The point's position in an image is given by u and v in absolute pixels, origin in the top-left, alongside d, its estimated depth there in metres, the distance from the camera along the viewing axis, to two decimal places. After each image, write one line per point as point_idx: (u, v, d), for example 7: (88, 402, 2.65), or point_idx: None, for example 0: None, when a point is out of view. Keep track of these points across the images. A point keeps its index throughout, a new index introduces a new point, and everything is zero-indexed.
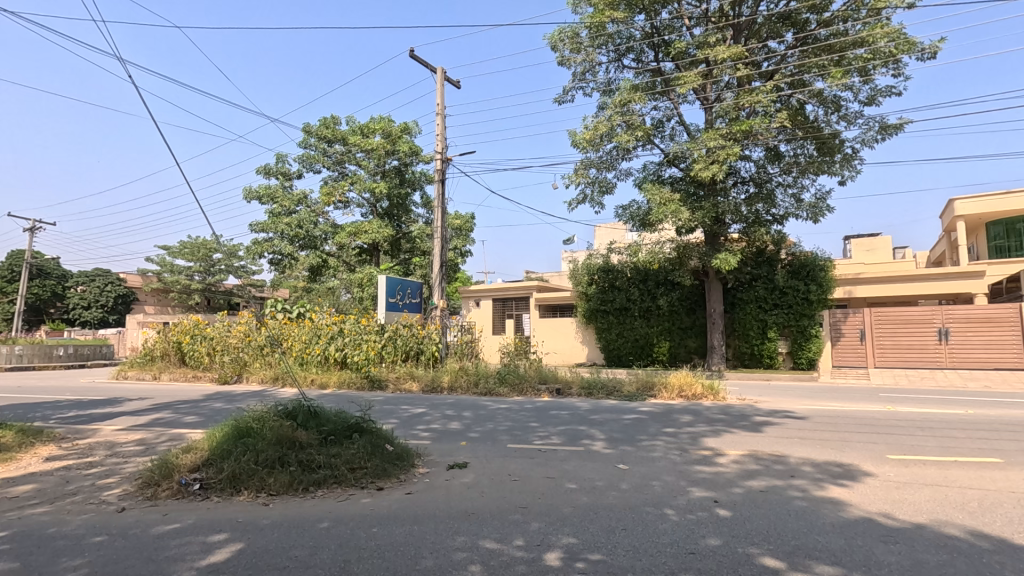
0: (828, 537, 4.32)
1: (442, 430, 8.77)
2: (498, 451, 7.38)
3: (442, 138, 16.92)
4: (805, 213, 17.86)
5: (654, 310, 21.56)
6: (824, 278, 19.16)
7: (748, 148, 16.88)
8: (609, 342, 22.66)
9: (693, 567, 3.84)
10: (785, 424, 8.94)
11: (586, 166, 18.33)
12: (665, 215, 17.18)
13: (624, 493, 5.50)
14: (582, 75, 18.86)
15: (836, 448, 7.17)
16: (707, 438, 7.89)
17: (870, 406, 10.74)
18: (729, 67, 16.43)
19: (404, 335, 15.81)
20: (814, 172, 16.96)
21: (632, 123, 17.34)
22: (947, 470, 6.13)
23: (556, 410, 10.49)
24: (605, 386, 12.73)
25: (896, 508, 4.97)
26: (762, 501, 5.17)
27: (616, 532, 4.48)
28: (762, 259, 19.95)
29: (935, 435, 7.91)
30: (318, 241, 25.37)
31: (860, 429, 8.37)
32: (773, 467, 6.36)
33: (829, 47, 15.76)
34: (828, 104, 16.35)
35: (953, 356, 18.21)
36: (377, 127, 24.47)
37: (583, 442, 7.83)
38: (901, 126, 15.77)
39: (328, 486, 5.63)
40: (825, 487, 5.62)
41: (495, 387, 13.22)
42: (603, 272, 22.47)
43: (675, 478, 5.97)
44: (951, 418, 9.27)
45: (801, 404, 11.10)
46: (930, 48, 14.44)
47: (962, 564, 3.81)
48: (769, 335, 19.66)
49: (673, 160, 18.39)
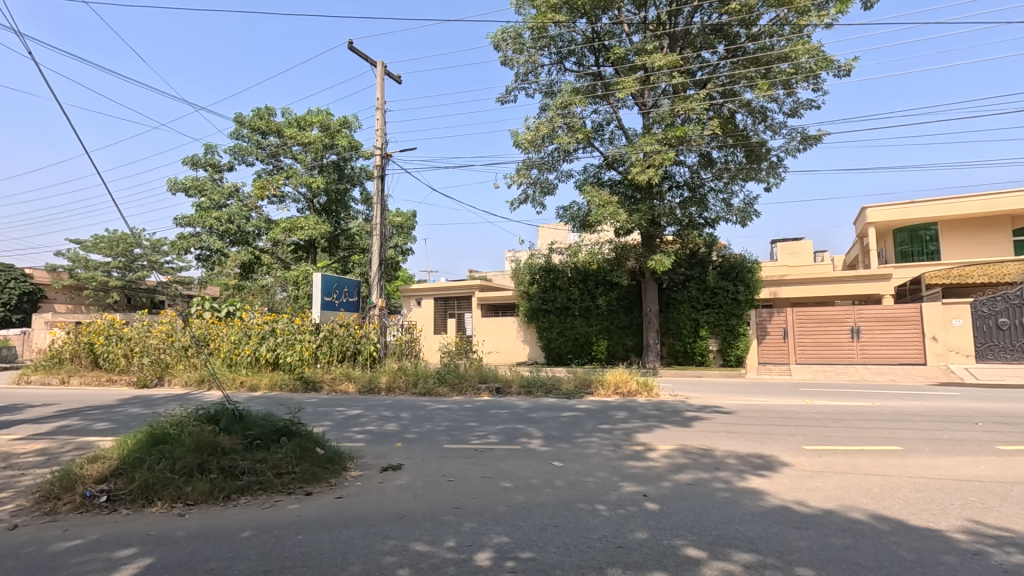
0: (747, 525, 4.55)
1: (378, 432, 8.58)
2: (435, 452, 7.29)
3: (382, 134, 16.55)
4: (735, 217, 18.75)
5: (594, 309, 22.03)
6: (752, 279, 20.18)
7: (683, 154, 17.51)
8: (550, 341, 22.97)
9: (621, 559, 3.94)
10: (713, 418, 9.35)
11: (528, 166, 18.45)
12: (604, 216, 17.58)
13: (558, 490, 5.58)
14: (525, 76, 19.00)
15: (759, 441, 7.56)
16: (640, 433, 8.15)
17: (790, 401, 11.40)
18: (665, 74, 16.97)
19: (340, 335, 15.34)
20: (743, 178, 17.82)
21: (572, 125, 17.62)
22: (855, 458, 6.60)
23: (495, 409, 10.50)
24: (544, 385, 12.86)
25: (808, 496, 5.29)
26: (688, 494, 5.37)
27: (549, 529, 4.52)
28: (695, 261, 20.83)
29: (845, 426, 8.51)
30: (250, 237, 24.20)
31: (780, 423, 8.87)
32: (700, 460, 6.62)
33: (757, 60, 16.60)
34: (756, 114, 17.22)
35: (864, 352, 19.65)
36: (314, 120, 23.67)
37: (520, 441, 7.87)
38: (821, 138, 16.83)
39: (252, 493, 5.36)
40: (746, 478, 5.91)
41: (435, 386, 13.07)
42: (545, 272, 22.71)
43: (608, 474, 6.12)
44: (861, 410, 10.00)
45: (728, 400, 11.65)
46: (846, 66, 15.50)
47: (864, 546, 4.10)
48: (701, 334, 20.55)
49: (612, 163, 18.85)
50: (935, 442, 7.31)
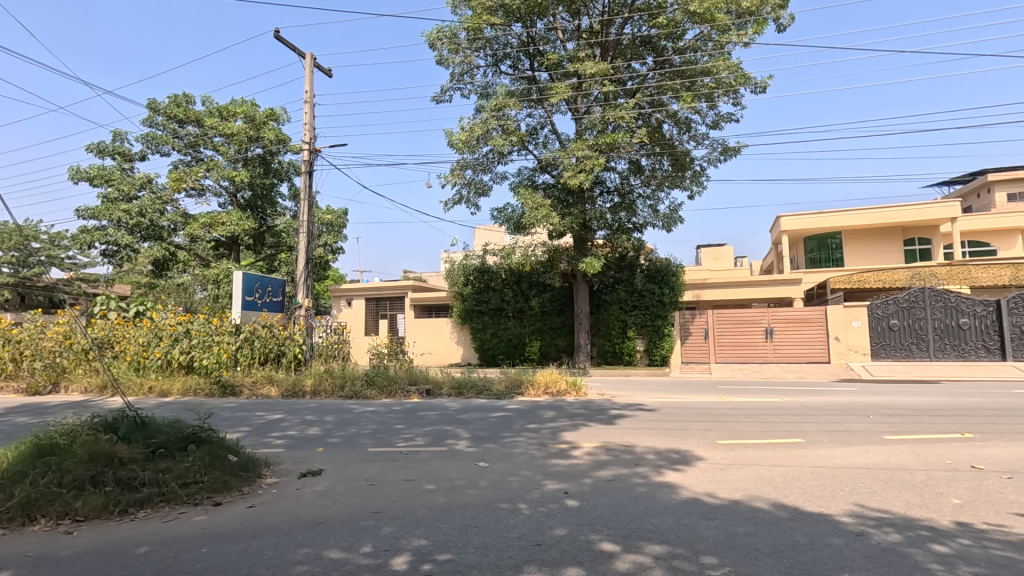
0: (660, 518, 4.73)
1: (299, 436, 8.25)
2: (359, 455, 7.11)
3: (311, 128, 15.96)
4: (661, 222, 19.52)
5: (527, 311, 22.29)
6: (676, 282, 21.06)
7: (614, 160, 18.07)
8: (483, 342, 23.01)
9: (537, 557, 4.00)
10: (637, 416, 9.69)
11: (462, 167, 18.39)
12: (537, 219, 17.79)
13: (482, 491, 5.58)
14: (460, 76, 18.95)
15: (677, 437, 7.91)
16: (566, 432, 8.30)
17: (709, 398, 12.01)
18: (597, 81, 17.42)
19: (262, 336, 14.63)
20: (669, 185, 18.60)
21: (507, 128, 17.75)
22: (762, 451, 7.04)
23: (424, 411, 10.37)
24: (475, 386, 12.85)
25: (718, 487, 5.59)
26: (607, 490, 5.53)
27: (469, 529, 4.51)
28: (624, 264, 21.49)
29: (756, 421, 9.06)
30: (164, 232, 22.64)
31: (698, 419, 9.33)
32: (621, 457, 6.83)
33: (682, 73, 17.37)
34: (681, 125, 18.01)
35: (777, 352, 20.99)
36: (238, 110, 22.50)
37: (447, 442, 7.81)
38: (739, 149, 17.84)
39: (153, 505, 5.00)
40: (663, 473, 6.16)
41: (362, 389, 12.74)
42: (479, 273, 22.72)
43: (532, 473, 6.19)
44: (771, 406, 10.70)
45: (652, 398, 12.12)
46: (762, 83, 16.53)
47: (764, 533, 4.37)
48: (628, 335, 21.26)
49: (546, 167, 19.15)
50: (833, 434, 7.92)
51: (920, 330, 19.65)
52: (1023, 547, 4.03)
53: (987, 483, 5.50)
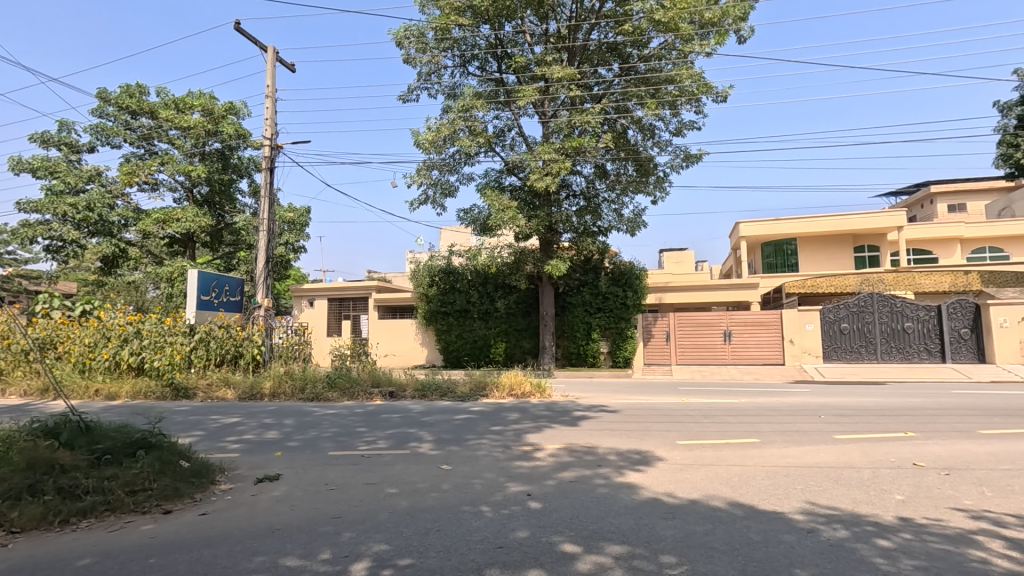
0: (621, 518, 4.80)
1: (256, 440, 8.01)
2: (319, 459, 6.96)
3: (272, 123, 15.56)
4: (625, 226, 19.83)
5: (493, 312, 22.27)
6: (640, 285, 21.41)
7: (580, 164, 18.26)
8: (448, 344, 22.89)
9: (499, 559, 3.99)
10: (599, 417, 9.81)
11: (429, 167, 18.26)
12: (503, 221, 17.81)
13: (445, 494, 5.54)
14: (427, 76, 18.83)
15: (639, 438, 8.04)
16: (530, 434, 8.33)
17: (669, 399, 12.25)
18: (564, 86, 17.59)
19: (218, 337, 14.14)
20: (633, 190, 18.90)
21: (474, 129, 17.73)
22: (720, 451, 7.23)
23: (387, 414, 10.23)
24: (439, 388, 12.76)
25: (677, 487, 5.70)
26: (570, 491, 5.57)
27: (431, 533, 4.47)
28: (589, 267, 21.75)
29: (714, 421, 9.30)
30: (114, 227, 21.69)
31: (659, 420, 9.51)
32: (584, 458, 6.90)
33: (647, 80, 17.69)
34: (645, 131, 18.35)
35: (735, 354, 21.60)
36: (196, 103, 21.76)
37: (410, 445, 7.73)
38: (701, 157, 18.30)
39: (98, 515, 4.77)
40: (624, 473, 6.25)
41: (324, 391, 12.48)
42: (445, 274, 22.60)
43: (495, 475, 6.18)
44: (729, 407, 11.00)
45: (615, 399, 12.29)
46: (723, 93, 16.99)
47: (721, 532, 4.48)
48: (593, 337, 21.51)
49: (512, 169, 19.21)
50: (786, 434, 8.20)
51: (868, 334, 20.54)
52: (958, 539, 4.26)
53: (927, 480, 5.80)
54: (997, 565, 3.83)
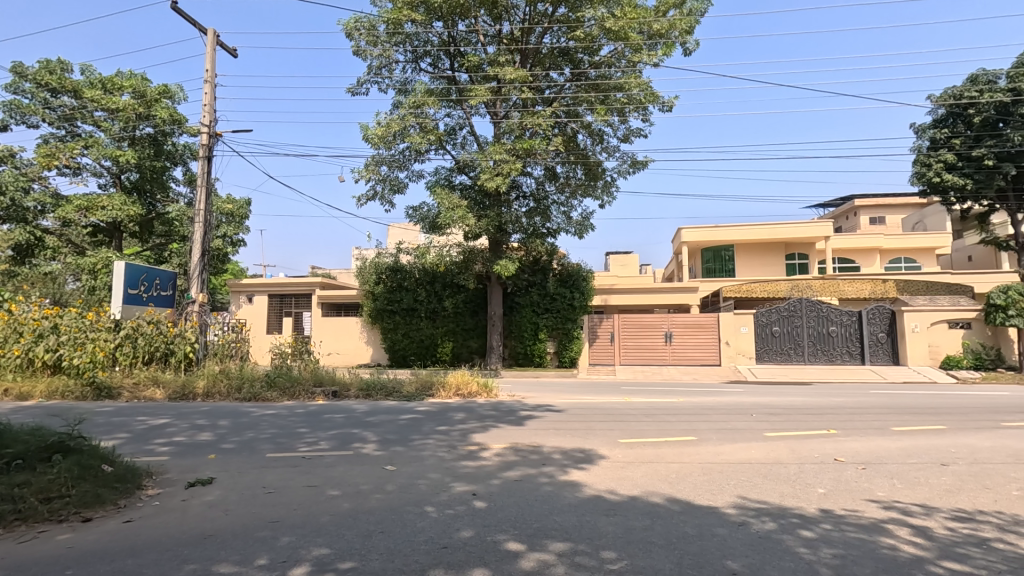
0: (564, 516, 4.89)
1: (187, 443, 7.62)
2: (256, 462, 6.70)
3: (211, 110, 14.82)
4: (573, 229, 20.16)
5: (440, 311, 22.10)
6: (586, 287, 21.80)
7: (530, 165, 18.43)
8: (394, 343, 22.56)
9: (444, 560, 3.98)
10: (545, 416, 9.95)
11: (377, 163, 17.92)
12: (453, 219, 17.75)
13: (389, 495, 5.47)
14: (378, 70, 18.48)
15: (583, 437, 8.21)
16: (476, 433, 8.34)
17: (613, 399, 12.55)
18: (516, 87, 17.69)
19: (147, 333, 13.32)
20: (581, 194, 19.26)
21: (425, 126, 17.53)
22: (660, 449, 7.49)
23: (329, 414, 9.98)
24: (384, 387, 12.56)
25: (618, 484, 5.87)
26: (515, 490, 5.63)
27: (374, 535, 4.40)
28: (537, 268, 21.98)
29: (655, 420, 9.62)
30: (29, 214, 20.09)
31: (602, 419, 9.75)
32: (529, 457, 6.97)
33: (597, 86, 18.02)
34: (594, 136, 18.72)
35: (675, 354, 22.38)
36: (125, 84, 20.42)
37: (353, 446, 7.57)
38: (647, 163, 18.85)
39: (7, 524, 4.42)
40: (568, 472, 6.36)
41: (262, 391, 11.99)
42: (392, 271, 22.26)
43: (440, 475, 6.16)
44: (668, 406, 11.41)
45: (560, 398, 12.49)
46: (668, 102, 17.57)
47: (658, 526, 4.65)
48: (540, 337, 21.76)
49: (463, 168, 19.17)
50: (721, 432, 8.59)
51: (797, 337, 21.77)
52: (872, 528, 4.61)
53: (846, 474, 6.23)
54: (904, 551, 4.17)
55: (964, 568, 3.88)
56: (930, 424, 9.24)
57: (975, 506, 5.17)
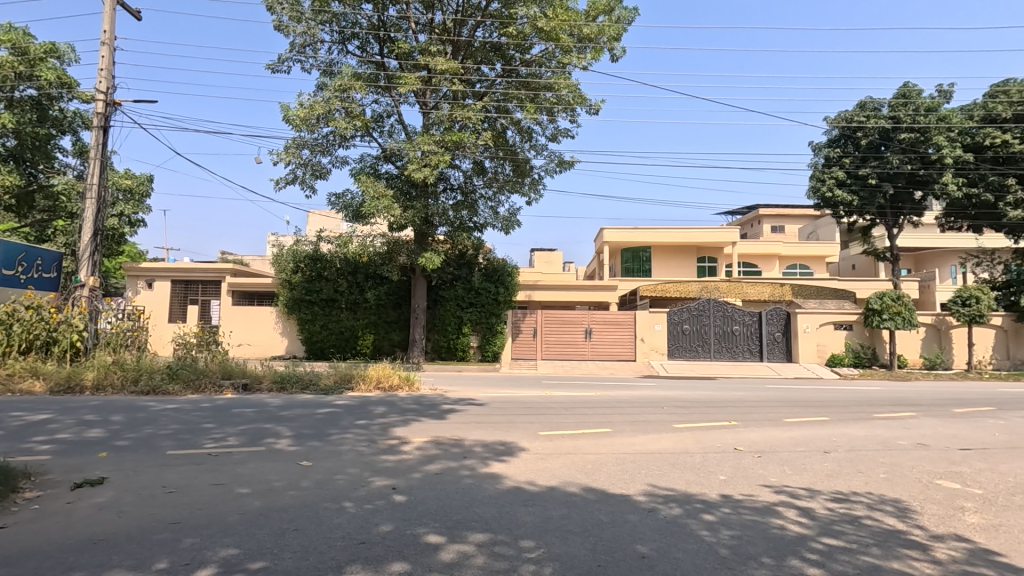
0: (484, 508, 4.96)
1: (74, 440, 6.94)
2: (154, 460, 6.22)
3: (109, 75, 13.48)
4: (500, 224, 20.28)
5: (362, 303, 21.49)
6: (511, 282, 22.00)
7: (459, 158, 18.31)
8: (312, 335, 21.68)
9: (361, 555, 3.92)
10: (467, 410, 9.98)
11: (299, 145, 17.09)
12: (377, 209, 17.32)
13: (304, 491, 5.28)
14: (302, 48, 17.62)
15: (504, 429, 8.33)
16: (396, 427, 8.22)
17: (533, 393, 12.81)
18: (447, 79, 17.52)
19: (24, 319, 12.05)
20: (509, 190, 19.37)
21: (351, 111, 16.93)
22: (577, 441, 7.76)
23: (239, 408, 9.45)
24: (300, 380, 12.06)
25: (537, 476, 6.02)
26: (436, 483, 5.62)
27: (287, 533, 4.25)
28: (463, 262, 21.86)
29: (574, 413, 9.95)
30: None
31: (523, 412, 9.93)
32: (450, 450, 6.98)
33: (527, 84, 18.19)
34: (523, 133, 18.89)
35: (594, 350, 23.16)
36: (3, 38, 18.08)
37: (265, 442, 7.21)
38: (573, 164, 19.27)
39: None
40: (489, 464, 6.45)
41: (162, 384, 11.13)
42: (311, 260, 21.38)
43: (359, 470, 6.02)
44: (586, 400, 11.82)
45: (482, 392, 12.57)
46: (595, 105, 18.06)
47: (574, 515, 4.82)
48: (463, 331, 21.76)
49: (390, 156, 18.73)
50: (634, 424, 9.03)
51: (705, 335, 23.21)
52: (765, 511, 5.05)
53: (743, 462, 6.77)
54: (791, 530, 4.61)
55: (839, 543, 4.36)
56: (815, 416, 10.23)
57: (850, 488, 5.81)
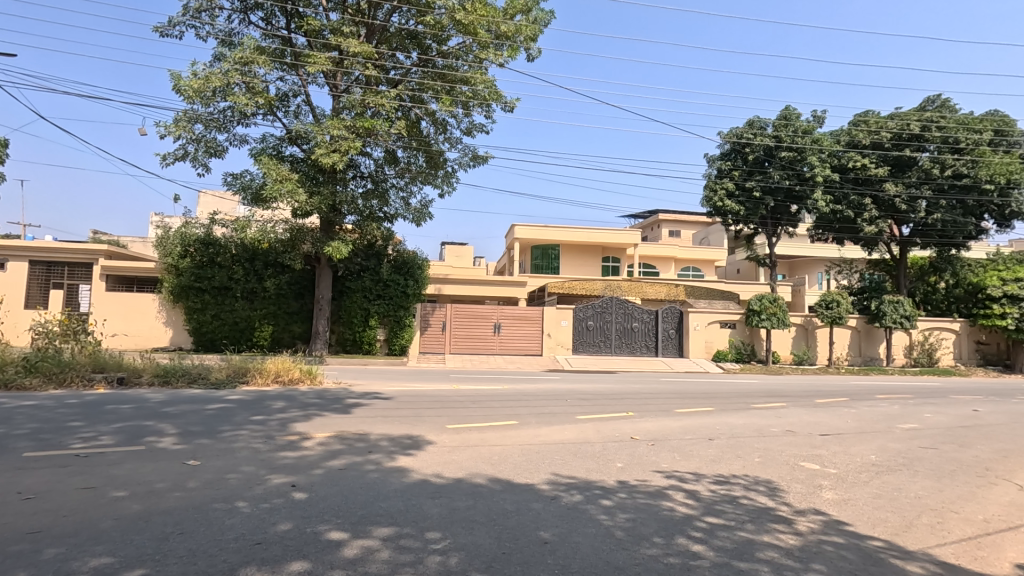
0: (389, 502, 4.89)
1: None
2: (6, 463, 5.46)
3: None
4: (411, 216, 19.93)
5: (259, 292, 20.22)
6: (421, 275, 21.66)
7: (370, 146, 17.76)
8: (201, 325, 20.08)
9: (256, 556, 3.72)
10: (373, 404, 9.76)
11: (191, 119, 15.70)
12: (280, 192, 16.36)
13: (191, 492, 4.91)
14: (197, 13, 16.19)
15: (411, 423, 8.24)
16: (296, 423, 7.84)
17: (441, 386, 12.77)
18: (360, 62, 16.90)
19: None
20: (421, 181, 19.08)
21: (252, 87, 15.83)
22: (485, 433, 7.85)
23: (114, 405, 8.54)
24: (187, 373, 11.13)
25: (444, 468, 6.03)
26: (339, 479, 5.45)
27: (171, 538, 3.93)
28: (372, 252, 21.21)
29: (481, 407, 10.05)
30: None
31: (431, 406, 9.87)
32: (354, 445, 6.79)
33: (444, 76, 17.95)
34: (438, 125, 18.67)
35: (502, 344, 23.46)
36: None
37: (145, 440, 6.59)
38: (487, 159, 19.34)
39: None
40: (395, 458, 6.35)
41: (18, 377, 9.81)
42: (202, 245, 19.75)
43: (254, 468, 5.69)
44: (494, 393, 11.97)
45: (388, 386, 12.32)
46: (510, 103, 18.23)
47: (480, 506, 4.89)
48: (370, 324, 21.15)
49: (295, 139, 17.77)
50: (540, 416, 9.30)
51: (607, 331, 24.32)
52: (657, 495, 5.43)
53: (640, 450, 7.22)
54: (679, 511, 5.00)
55: (720, 521, 4.80)
56: (703, 406, 11.11)
57: (730, 471, 6.39)
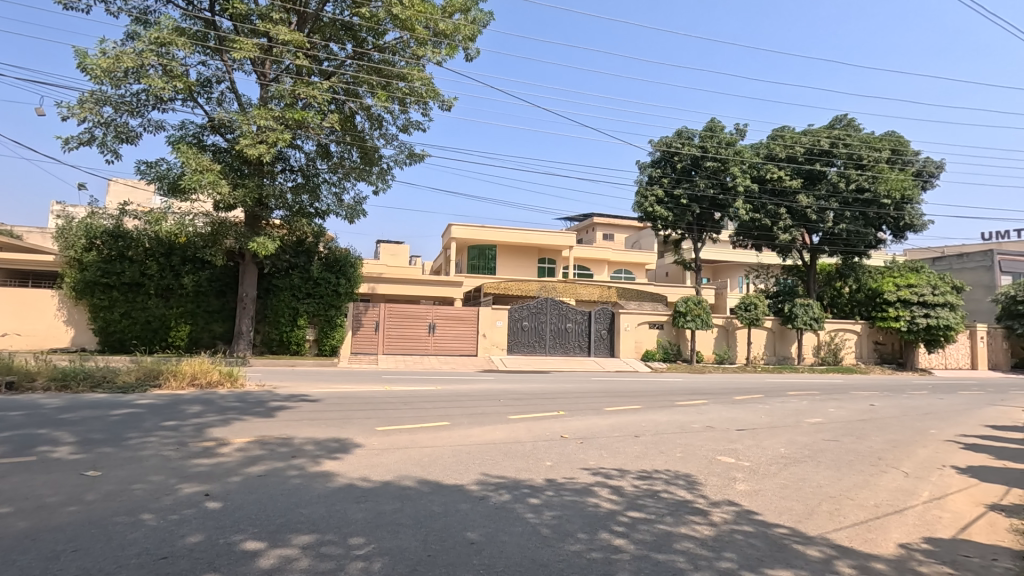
0: (312, 507, 4.73)
1: None
2: None
3: None
4: (344, 212, 19.36)
5: (176, 289, 19.00)
6: (353, 274, 21.07)
7: (300, 139, 17.14)
8: (108, 324, 18.59)
9: (161, 572, 3.50)
10: (299, 407, 9.40)
11: (98, 100, 14.50)
12: (199, 183, 15.39)
13: (89, 506, 4.53)
14: None
15: (339, 426, 8.00)
16: (213, 428, 7.41)
17: (372, 387, 12.48)
18: (290, 51, 16.16)
19: None
20: (355, 177, 18.64)
21: (170, 70, 14.85)
22: (415, 435, 7.75)
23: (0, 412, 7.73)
24: (90, 377, 10.26)
25: (372, 471, 5.90)
26: (258, 486, 5.21)
27: (63, 556, 3.62)
28: (301, 249, 20.40)
29: (413, 408, 9.90)
30: None
31: (360, 408, 9.62)
32: (277, 450, 6.51)
33: (379, 70, 17.54)
34: (373, 120, 18.24)
35: (436, 345, 23.23)
36: None
37: (37, 450, 6.01)
38: (423, 157, 19.10)
39: None
40: (320, 463, 6.15)
41: None
42: (111, 237, 18.29)
43: (163, 477, 5.33)
44: (426, 394, 11.84)
45: (316, 388, 11.91)
46: (448, 102, 18.10)
47: (407, 509, 4.82)
48: (299, 323, 20.36)
49: (218, 127, 16.84)
50: (472, 417, 9.28)
51: (541, 331, 24.64)
52: (583, 491, 5.56)
53: (569, 448, 7.37)
54: (603, 507, 5.14)
55: (641, 515, 4.98)
56: (631, 404, 11.49)
57: (653, 467, 6.64)
